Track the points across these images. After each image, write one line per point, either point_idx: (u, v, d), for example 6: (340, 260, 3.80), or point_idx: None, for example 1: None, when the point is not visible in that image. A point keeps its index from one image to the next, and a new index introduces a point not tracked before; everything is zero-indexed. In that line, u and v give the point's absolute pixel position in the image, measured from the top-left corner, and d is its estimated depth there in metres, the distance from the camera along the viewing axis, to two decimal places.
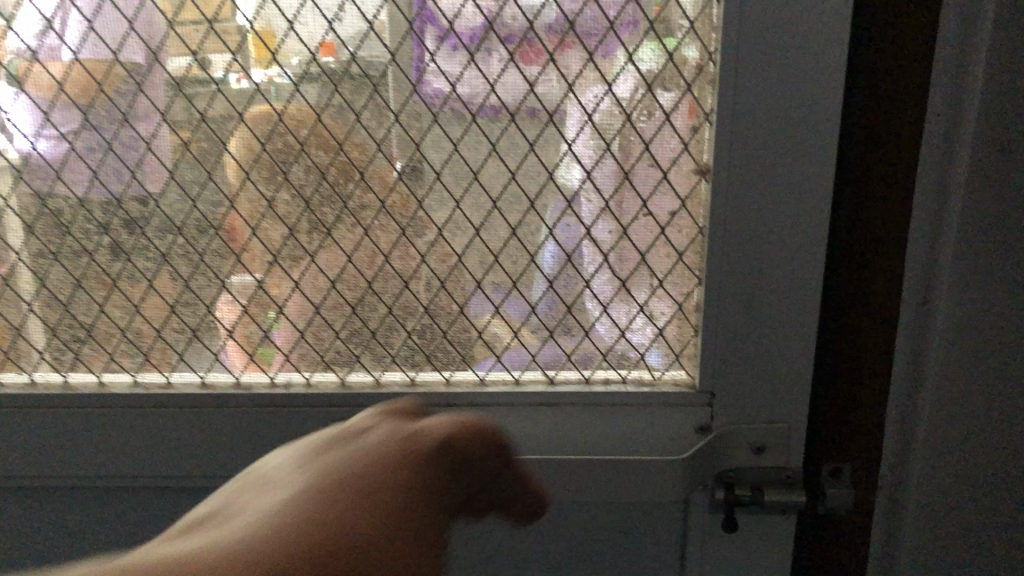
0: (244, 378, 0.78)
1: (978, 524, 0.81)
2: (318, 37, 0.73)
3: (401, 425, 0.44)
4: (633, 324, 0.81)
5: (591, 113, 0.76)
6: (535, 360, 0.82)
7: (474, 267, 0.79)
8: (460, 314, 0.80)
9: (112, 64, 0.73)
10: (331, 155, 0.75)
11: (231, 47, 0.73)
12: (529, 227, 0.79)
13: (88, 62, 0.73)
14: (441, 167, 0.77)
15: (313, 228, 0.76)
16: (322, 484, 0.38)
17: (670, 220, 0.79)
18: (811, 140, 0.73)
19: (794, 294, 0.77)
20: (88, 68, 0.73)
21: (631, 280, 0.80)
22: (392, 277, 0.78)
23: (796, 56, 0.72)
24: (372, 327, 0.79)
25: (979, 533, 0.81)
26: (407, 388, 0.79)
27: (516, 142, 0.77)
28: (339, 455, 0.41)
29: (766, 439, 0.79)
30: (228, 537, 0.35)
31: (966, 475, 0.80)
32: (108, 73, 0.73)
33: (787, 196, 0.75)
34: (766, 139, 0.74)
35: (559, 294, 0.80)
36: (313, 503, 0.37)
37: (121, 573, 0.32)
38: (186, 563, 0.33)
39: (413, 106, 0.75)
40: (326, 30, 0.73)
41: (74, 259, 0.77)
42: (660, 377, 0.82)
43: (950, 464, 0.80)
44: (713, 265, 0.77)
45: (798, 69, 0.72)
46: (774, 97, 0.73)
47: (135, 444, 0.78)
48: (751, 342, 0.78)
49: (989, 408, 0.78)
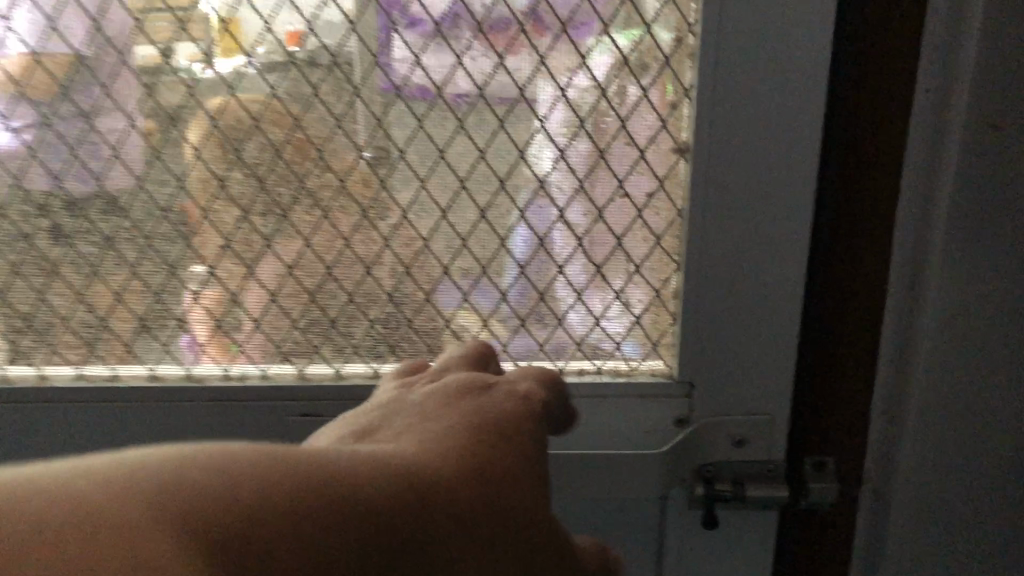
0: (195, 371, 0.77)
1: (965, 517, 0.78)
2: (281, 21, 0.69)
3: (479, 407, 0.49)
4: (608, 311, 0.76)
5: (565, 89, 0.70)
6: (506, 351, 0.77)
7: (441, 252, 0.74)
8: (426, 302, 0.75)
9: (48, 33, 0.69)
10: (286, 132, 0.71)
11: (196, 37, 0.69)
12: (498, 209, 0.73)
13: (23, 32, 0.69)
14: (404, 146, 0.71)
15: (268, 210, 0.73)
16: (451, 442, 0.44)
17: (647, 203, 0.72)
18: (798, 113, 0.68)
19: (777, 278, 0.72)
20: (22, 37, 0.69)
21: (607, 266, 0.74)
22: (350, 262, 0.74)
23: (782, 22, 0.66)
24: (333, 315, 0.76)
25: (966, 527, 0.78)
26: (369, 380, 0.76)
27: (485, 119, 0.71)
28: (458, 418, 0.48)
29: (746, 432, 0.76)
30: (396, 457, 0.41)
31: (954, 471, 0.76)
32: (44, 43, 0.69)
33: (768, 173, 0.69)
34: (750, 112, 0.68)
35: (531, 281, 0.75)
36: (439, 461, 0.42)
37: (350, 465, 0.38)
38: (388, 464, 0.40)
39: (372, 81, 0.70)
40: (294, 19, 0.69)
41: (9, 245, 0.74)
42: (636, 368, 0.77)
43: (939, 458, 0.76)
44: (694, 250, 0.71)
45: (784, 35, 0.66)
46: (761, 67, 0.67)
47: (88, 435, 0.78)
48: (735, 331, 0.73)
49: (980, 402, 0.74)
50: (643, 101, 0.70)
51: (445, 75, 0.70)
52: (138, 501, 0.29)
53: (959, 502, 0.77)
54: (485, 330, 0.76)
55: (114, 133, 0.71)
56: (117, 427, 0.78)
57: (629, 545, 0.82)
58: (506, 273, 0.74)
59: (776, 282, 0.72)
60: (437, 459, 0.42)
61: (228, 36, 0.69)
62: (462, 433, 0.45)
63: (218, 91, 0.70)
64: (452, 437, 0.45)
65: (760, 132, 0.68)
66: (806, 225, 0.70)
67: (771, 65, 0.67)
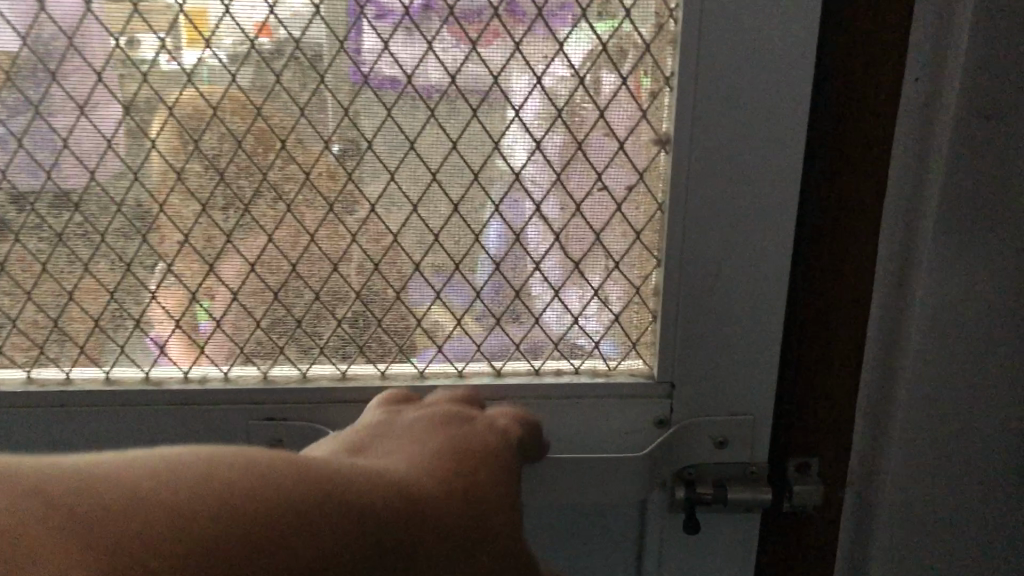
0: (154, 373, 0.73)
1: (955, 520, 0.75)
2: (250, 12, 0.65)
3: (458, 434, 0.50)
4: (587, 310, 0.73)
5: (542, 77, 0.67)
6: (480, 351, 0.74)
7: (412, 248, 0.71)
8: (396, 300, 0.72)
9: None
10: (247, 122, 0.67)
11: (159, 29, 0.65)
12: (471, 203, 0.70)
13: None
14: (372, 137, 0.68)
15: (229, 203, 0.69)
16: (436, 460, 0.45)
17: (627, 196, 0.69)
18: (784, 102, 0.65)
19: (760, 274, 0.69)
20: None
21: (585, 262, 0.71)
22: (316, 259, 0.71)
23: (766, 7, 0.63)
24: (298, 314, 0.72)
25: (959, 535, 0.75)
26: (336, 382, 0.73)
27: (458, 108, 0.67)
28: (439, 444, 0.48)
29: (728, 432, 0.73)
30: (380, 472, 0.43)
31: (943, 473, 0.74)
32: None
33: (752, 164, 0.67)
34: (734, 100, 0.65)
35: (506, 278, 0.72)
36: (422, 477, 0.43)
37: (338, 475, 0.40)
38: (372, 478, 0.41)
39: (338, 67, 0.66)
40: (263, 11, 0.65)
41: None
42: (616, 368, 0.74)
43: (927, 460, 0.74)
44: (676, 244, 0.69)
45: (768, 21, 0.64)
46: (746, 53, 0.64)
47: (39, 442, 0.74)
48: (717, 328, 0.71)
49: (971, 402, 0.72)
50: (622, 89, 0.67)
51: (416, 62, 0.66)
52: (169, 487, 0.33)
53: (948, 502, 0.75)
54: (457, 328, 0.73)
55: (65, 122, 0.67)
56: (70, 433, 0.73)
57: (607, 552, 0.79)
58: (480, 270, 0.71)
59: (760, 278, 0.69)
60: (424, 474, 0.44)
61: (193, 28, 0.65)
62: (446, 454, 0.47)
63: (178, 79, 0.66)
64: (436, 456, 0.46)
65: (745, 121, 0.66)
66: (791, 218, 0.68)
67: (756, 51, 0.64)
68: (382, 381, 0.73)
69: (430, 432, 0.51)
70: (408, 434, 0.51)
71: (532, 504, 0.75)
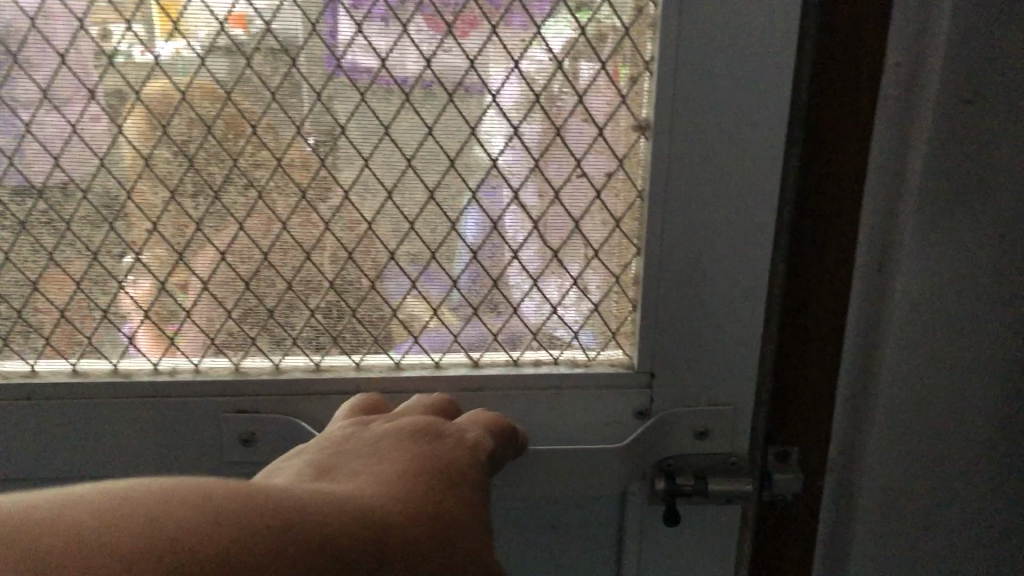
0: (122, 365, 0.71)
1: (934, 504, 0.76)
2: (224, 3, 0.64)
3: (428, 451, 0.52)
4: (566, 299, 0.71)
5: (519, 61, 0.65)
6: (457, 341, 0.72)
7: (387, 236, 0.69)
8: (371, 289, 0.70)
9: None
10: (217, 107, 0.66)
11: (126, 14, 0.63)
12: (448, 190, 0.68)
13: None
14: (346, 123, 0.66)
15: (199, 190, 0.67)
16: (412, 474, 0.47)
17: (607, 183, 0.68)
18: (766, 86, 0.64)
19: (741, 262, 0.68)
20: None
21: (564, 250, 0.70)
22: (289, 248, 0.69)
23: None
24: (270, 305, 0.70)
25: (938, 515, 0.76)
26: (311, 374, 0.71)
27: (434, 94, 0.66)
28: (414, 458, 0.50)
29: (709, 423, 0.72)
30: (360, 489, 0.44)
31: (925, 453, 0.75)
32: None
33: (733, 151, 0.66)
34: (716, 85, 0.64)
35: (484, 267, 0.70)
36: (402, 492, 0.45)
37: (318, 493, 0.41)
38: (353, 495, 0.43)
39: (311, 51, 0.65)
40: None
41: None
42: (594, 358, 0.73)
43: (908, 440, 0.75)
44: (656, 231, 0.67)
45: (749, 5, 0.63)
46: (728, 36, 0.63)
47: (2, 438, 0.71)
48: (698, 316, 0.70)
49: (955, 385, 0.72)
50: (601, 73, 0.65)
51: (391, 46, 0.65)
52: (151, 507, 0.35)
53: (930, 484, 0.76)
54: (434, 318, 0.71)
55: (30, 112, 0.65)
56: (34, 428, 0.71)
57: (587, 544, 0.78)
58: (457, 259, 0.70)
59: (742, 265, 0.68)
60: (399, 487, 0.45)
61: (165, 16, 0.63)
62: (416, 469, 0.48)
63: (145, 63, 0.64)
64: (408, 470, 0.48)
65: (726, 105, 0.65)
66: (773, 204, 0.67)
67: (738, 34, 0.63)
68: (357, 372, 0.72)
69: (399, 449, 0.51)
70: (375, 446, 0.52)
71: (510, 496, 0.73)
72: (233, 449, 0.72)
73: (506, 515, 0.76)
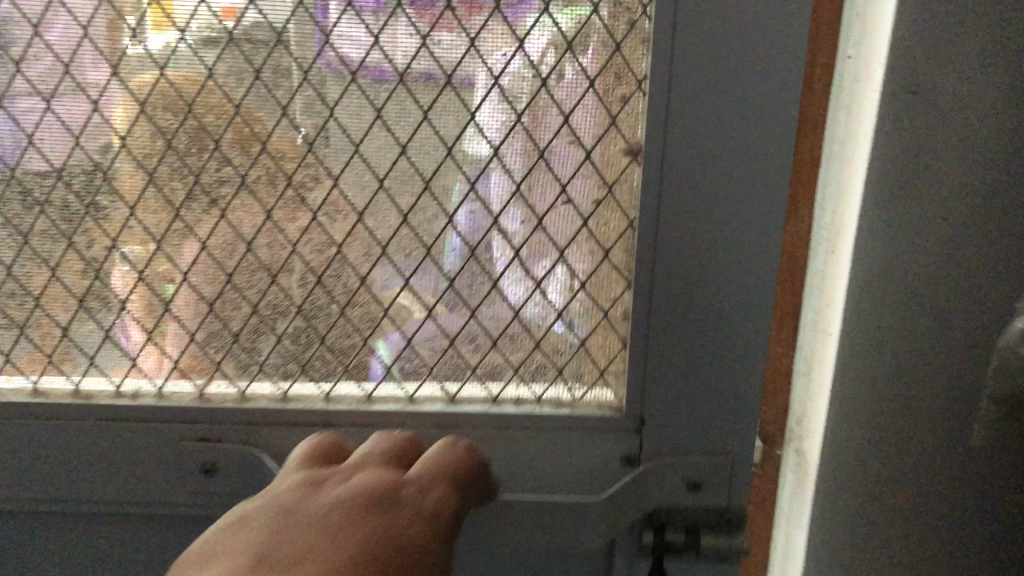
0: (84, 386, 0.68)
1: None
2: None
3: (382, 526, 0.43)
4: (549, 333, 0.66)
5: (500, 77, 0.60)
6: (432, 373, 0.67)
7: (358, 260, 0.64)
8: (341, 316, 0.66)
9: None
10: (179, 119, 0.62)
11: (83, 19, 0.60)
12: (424, 213, 0.63)
13: None
14: (315, 138, 0.62)
15: (161, 206, 0.64)
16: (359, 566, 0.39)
17: (594, 210, 0.63)
18: (769, 109, 0.58)
19: (739, 302, 0.62)
20: None
21: (548, 281, 0.65)
22: (254, 269, 0.65)
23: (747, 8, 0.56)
24: (235, 328, 0.66)
25: None
26: (277, 404, 0.67)
27: (408, 109, 0.61)
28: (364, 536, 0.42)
29: (703, 474, 0.66)
30: None
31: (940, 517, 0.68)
32: None
33: (731, 182, 0.59)
34: (715, 105, 0.58)
35: (461, 296, 0.65)
36: None
37: None
38: None
39: (276, 60, 0.61)
40: None
41: None
42: (580, 398, 0.67)
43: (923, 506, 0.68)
44: (647, 263, 0.62)
45: (751, 23, 0.56)
46: (729, 53, 0.57)
47: None
48: (692, 357, 0.64)
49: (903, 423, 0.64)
50: (588, 91, 0.60)
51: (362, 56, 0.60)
52: None
53: None
54: (408, 349, 0.67)
55: None
56: None
57: None
58: (435, 286, 0.65)
59: (740, 304, 0.62)
60: None
61: (158, 7, 0.60)
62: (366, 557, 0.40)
63: (103, 71, 0.61)
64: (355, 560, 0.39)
65: (724, 127, 0.58)
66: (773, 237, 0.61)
67: (739, 50, 0.57)
68: (327, 404, 0.67)
69: (345, 526, 0.43)
70: (319, 516, 0.44)
71: (486, 542, 0.68)
72: (193, 480, 0.68)
73: (483, 561, 0.71)
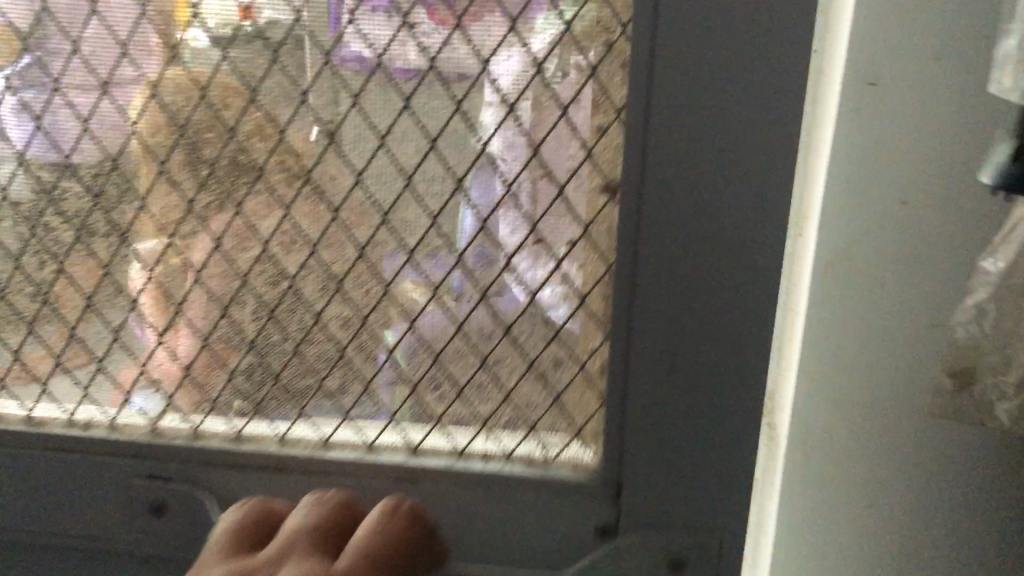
0: (37, 413, 0.65)
1: None
2: None
3: None
4: (520, 385, 0.59)
5: (462, 101, 0.54)
6: (392, 421, 0.61)
7: (313, 295, 0.59)
8: (295, 354, 0.61)
9: None
10: (124, 139, 0.58)
11: (19, 34, 0.56)
12: (381, 248, 0.57)
13: None
14: (263, 164, 0.57)
15: (108, 230, 0.60)
16: None
17: (569, 252, 0.55)
18: (763, 148, 0.50)
19: (730, 363, 0.54)
20: None
21: (518, 328, 0.58)
22: (204, 301, 0.60)
23: (739, 31, 0.48)
24: (185, 362, 0.62)
25: None
26: (228, 445, 0.62)
27: (362, 135, 0.55)
28: None
29: (687, 553, 0.58)
30: None
31: None
32: None
33: (721, 229, 0.51)
34: (701, 141, 0.50)
35: (423, 339, 0.59)
36: None
37: None
38: None
39: (223, 79, 0.56)
40: None
41: None
42: (555, 457, 0.59)
43: None
44: (624, 316, 0.54)
45: (746, 49, 0.48)
46: (717, 81, 0.49)
47: None
48: (674, 422, 0.56)
49: None
50: (559, 119, 0.53)
51: (312, 76, 0.55)
52: None
53: None
54: (367, 394, 0.61)
55: None
56: None
57: None
58: (395, 327, 0.59)
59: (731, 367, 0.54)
60: None
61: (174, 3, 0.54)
62: None
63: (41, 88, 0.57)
64: None
65: (712, 167, 0.50)
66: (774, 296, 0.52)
67: (726, 78, 0.49)
68: (280, 447, 0.62)
69: None
70: None
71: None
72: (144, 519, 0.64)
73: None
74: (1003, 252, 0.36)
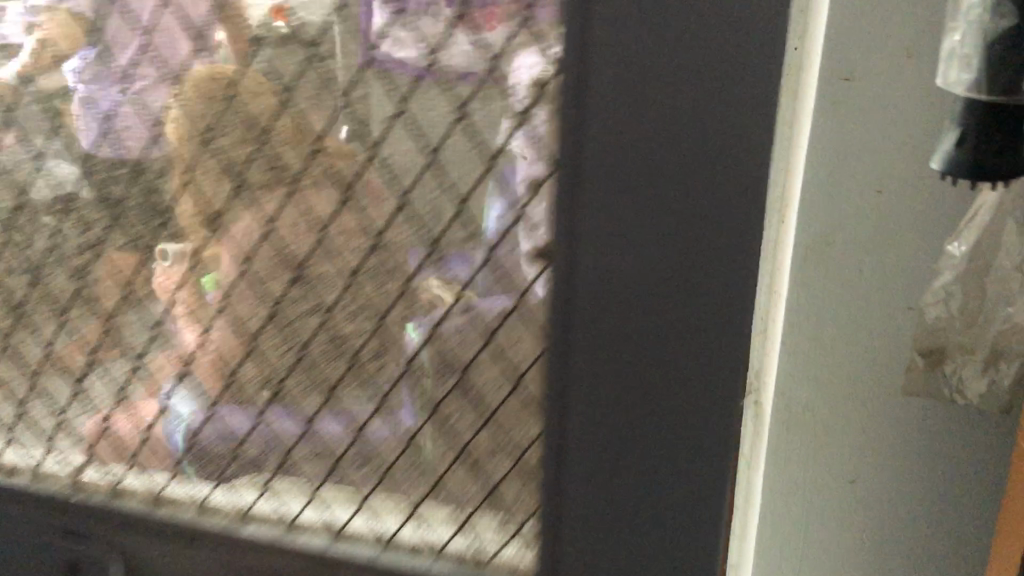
0: None
1: None
2: None
3: None
4: (451, 475, 0.49)
5: (372, 135, 0.44)
6: (309, 500, 0.53)
7: (217, 356, 0.51)
8: (205, 419, 0.53)
9: None
10: (30, 167, 0.53)
11: None
12: (291, 304, 0.49)
13: None
14: (164, 207, 0.50)
15: (20, 267, 0.56)
16: None
17: (504, 324, 0.45)
18: (737, 205, 0.39)
19: (700, 464, 0.43)
20: None
21: (444, 407, 0.48)
22: (114, 353, 0.54)
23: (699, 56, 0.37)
24: (103, 414, 0.57)
25: None
26: (140, 507, 0.56)
27: (262, 174, 0.47)
28: None
29: None
30: None
31: None
32: None
33: (686, 303, 0.41)
34: (658, 194, 0.40)
35: (339, 412, 0.50)
36: None
37: None
38: None
39: (117, 106, 0.49)
40: None
41: None
42: (490, 560, 0.49)
43: None
44: (572, 404, 0.44)
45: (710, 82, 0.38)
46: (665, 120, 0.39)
47: None
48: (634, 527, 0.45)
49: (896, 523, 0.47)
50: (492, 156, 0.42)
51: (284, 86, 0.45)
52: None
53: None
54: (290, 468, 0.53)
55: None
56: None
57: None
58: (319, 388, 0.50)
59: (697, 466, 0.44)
60: None
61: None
62: None
63: None
64: None
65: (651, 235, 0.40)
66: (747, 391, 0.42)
67: (687, 116, 0.38)
68: (197, 516, 0.55)
69: None
70: None
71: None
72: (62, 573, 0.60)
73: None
74: (963, 236, 0.41)
